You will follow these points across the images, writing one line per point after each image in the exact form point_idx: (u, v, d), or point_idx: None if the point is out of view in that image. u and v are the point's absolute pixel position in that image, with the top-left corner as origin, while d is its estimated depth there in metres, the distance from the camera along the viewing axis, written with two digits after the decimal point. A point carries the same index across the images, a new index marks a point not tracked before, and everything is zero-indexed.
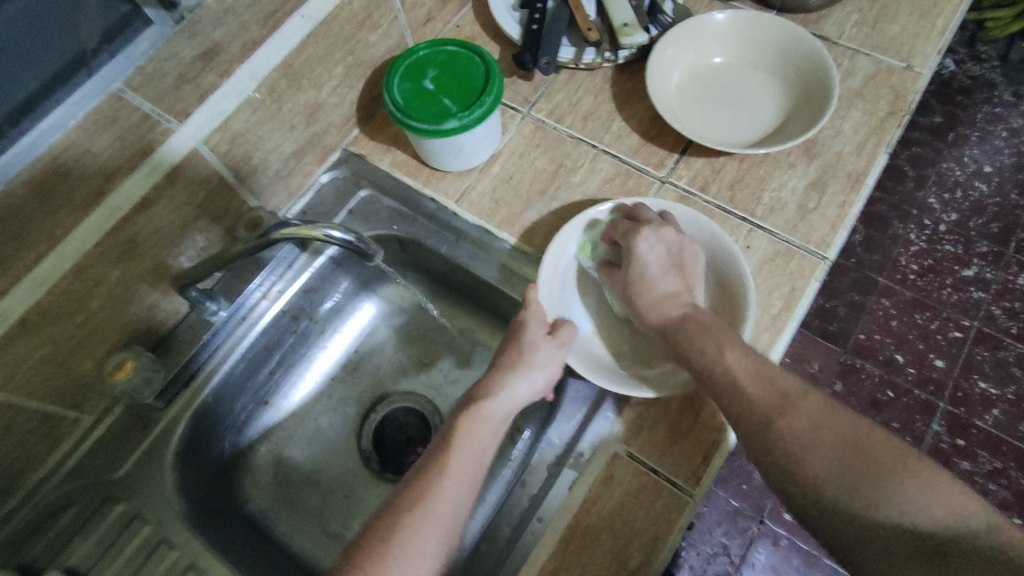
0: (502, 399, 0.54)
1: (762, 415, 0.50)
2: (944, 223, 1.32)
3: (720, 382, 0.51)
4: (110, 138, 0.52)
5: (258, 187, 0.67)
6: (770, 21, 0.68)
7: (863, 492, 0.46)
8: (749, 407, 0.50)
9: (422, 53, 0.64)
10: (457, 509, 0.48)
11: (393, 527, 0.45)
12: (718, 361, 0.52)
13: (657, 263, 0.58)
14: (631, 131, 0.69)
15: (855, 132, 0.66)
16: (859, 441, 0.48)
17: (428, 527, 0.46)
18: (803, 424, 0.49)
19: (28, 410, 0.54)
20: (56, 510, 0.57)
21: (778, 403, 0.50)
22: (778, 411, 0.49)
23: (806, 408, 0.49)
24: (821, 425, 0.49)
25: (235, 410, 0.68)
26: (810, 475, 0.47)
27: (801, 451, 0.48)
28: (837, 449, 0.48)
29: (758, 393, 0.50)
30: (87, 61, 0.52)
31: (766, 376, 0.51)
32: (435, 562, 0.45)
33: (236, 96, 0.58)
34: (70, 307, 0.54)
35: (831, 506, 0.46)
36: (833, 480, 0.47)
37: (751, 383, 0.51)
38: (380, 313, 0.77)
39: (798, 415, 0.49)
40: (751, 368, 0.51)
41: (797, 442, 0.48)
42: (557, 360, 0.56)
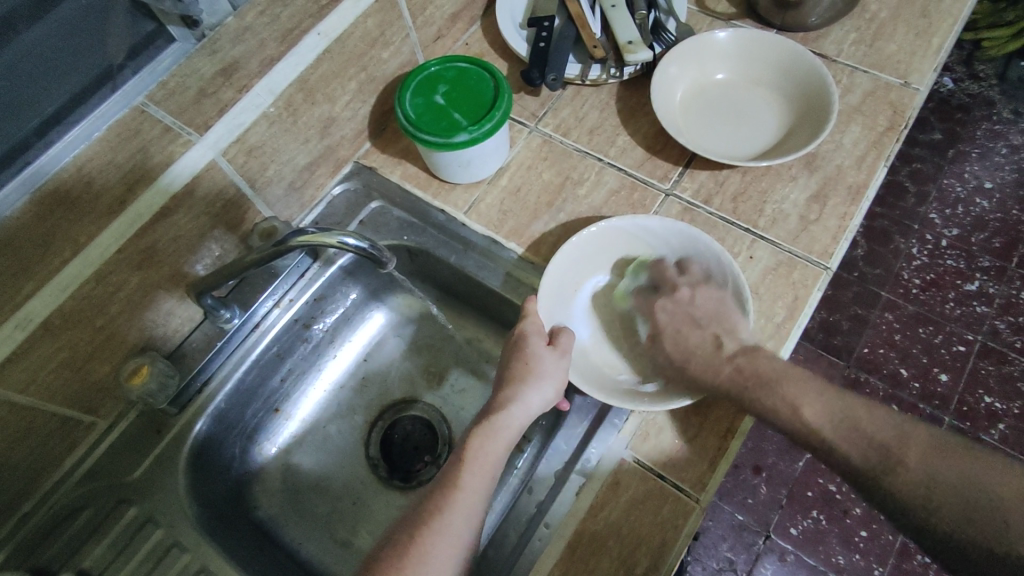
0: (514, 412, 0.54)
1: (845, 447, 0.51)
2: (946, 239, 1.33)
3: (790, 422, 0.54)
4: (132, 150, 0.54)
5: (272, 198, 0.68)
6: (770, 40, 0.70)
7: (976, 512, 0.47)
8: (830, 440, 0.52)
9: (434, 69, 0.66)
10: (472, 518, 0.48)
11: (412, 543, 0.46)
12: (792, 405, 0.54)
13: (687, 317, 0.61)
14: (636, 144, 0.71)
15: (855, 146, 0.68)
16: (950, 453, 0.49)
17: (445, 539, 0.46)
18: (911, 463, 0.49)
19: (46, 413, 0.56)
20: (72, 511, 0.59)
21: (857, 432, 0.52)
22: (884, 457, 0.50)
23: (910, 446, 0.50)
24: (908, 440, 0.50)
25: (246, 416, 0.69)
26: (906, 495, 0.49)
27: (919, 492, 0.48)
28: (927, 471, 0.49)
29: (855, 443, 0.51)
30: (114, 76, 0.55)
31: (842, 412, 0.53)
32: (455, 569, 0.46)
33: (254, 110, 0.60)
34: (90, 312, 0.55)
35: (938, 525, 0.48)
36: (954, 513, 0.47)
37: (840, 432, 0.52)
38: (389, 323, 0.78)
39: (903, 458, 0.50)
40: (823, 403, 0.54)
41: (884, 465, 0.50)
42: (562, 369, 0.57)
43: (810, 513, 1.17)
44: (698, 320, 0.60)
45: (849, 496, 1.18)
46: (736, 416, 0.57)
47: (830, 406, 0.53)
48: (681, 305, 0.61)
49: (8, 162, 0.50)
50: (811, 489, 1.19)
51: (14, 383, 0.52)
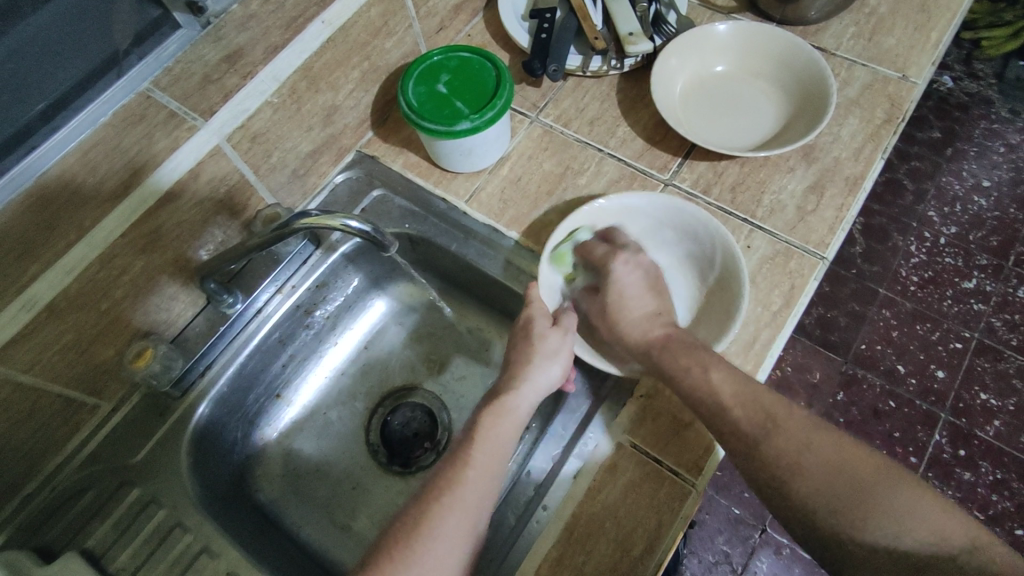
0: (527, 391, 0.55)
1: (749, 437, 0.51)
2: (943, 236, 1.34)
3: (704, 402, 0.53)
4: (138, 134, 0.54)
5: (276, 185, 0.69)
6: (770, 33, 0.71)
7: (848, 505, 0.48)
8: (737, 428, 0.52)
9: (437, 58, 0.67)
10: (483, 496, 0.49)
11: (423, 519, 0.47)
12: (704, 380, 0.53)
13: (634, 286, 0.62)
14: (636, 135, 0.72)
15: (852, 139, 0.69)
16: (830, 444, 0.50)
17: (454, 516, 0.47)
18: (789, 446, 0.50)
19: (51, 394, 0.57)
20: (76, 492, 0.59)
21: (765, 426, 0.51)
22: (767, 437, 0.51)
23: (794, 428, 0.51)
24: (812, 443, 0.50)
25: (248, 401, 0.69)
26: (801, 498, 0.49)
27: (790, 474, 0.49)
28: (802, 455, 0.50)
29: (748, 418, 0.52)
30: (120, 63, 0.56)
31: (752, 398, 0.52)
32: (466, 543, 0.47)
33: (258, 96, 0.61)
34: (95, 294, 0.56)
35: (826, 531, 0.48)
36: (824, 503, 0.48)
37: (739, 407, 0.52)
38: (390, 311, 0.79)
39: (785, 441, 0.50)
40: (732, 386, 0.53)
41: (786, 464, 0.50)
42: (567, 345, 0.57)
43: None
44: (641, 289, 0.62)
45: None
46: None
47: (744, 392, 0.53)
48: (639, 269, 0.63)
49: (14, 146, 0.51)
50: None
51: (18, 363, 0.53)
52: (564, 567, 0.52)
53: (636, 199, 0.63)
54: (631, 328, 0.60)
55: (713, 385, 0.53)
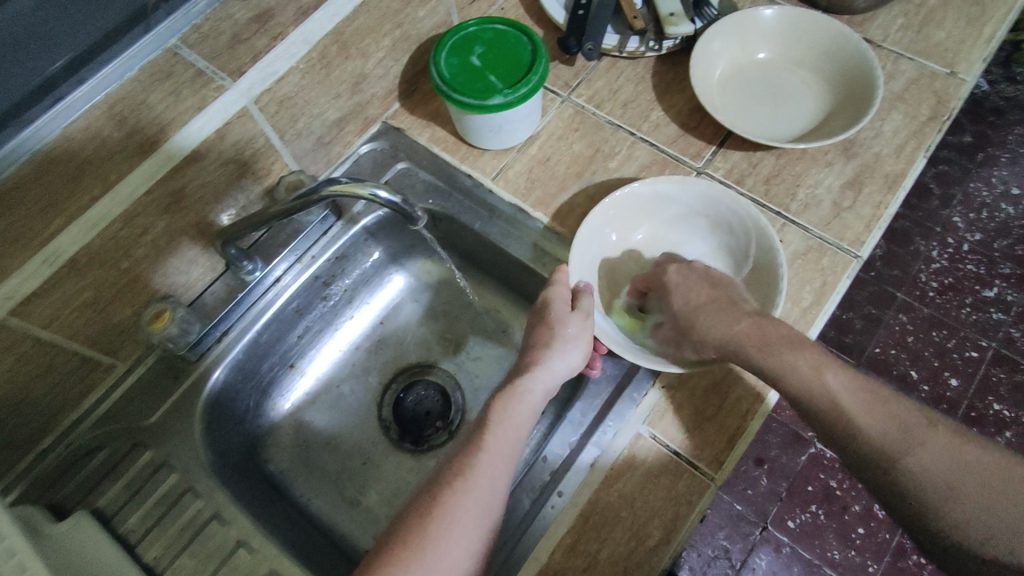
0: (540, 375, 0.54)
1: (885, 457, 0.49)
2: (967, 243, 1.32)
3: (820, 404, 0.51)
4: (165, 92, 0.53)
5: (300, 152, 0.68)
6: (817, 21, 0.68)
7: (999, 526, 0.47)
8: (871, 448, 0.49)
9: (471, 29, 0.65)
10: (498, 476, 0.48)
11: (436, 501, 0.45)
12: (803, 375, 0.52)
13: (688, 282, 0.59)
14: (670, 121, 0.70)
15: (894, 135, 0.66)
16: (976, 461, 0.48)
17: (473, 497, 0.46)
18: (937, 464, 0.48)
19: (67, 350, 0.56)
20: (89, 451, 0.59)
21: (907, 440, 0.49)
22: (911, 453, 0.48)
23: (938, 445, 0.49)
24: (961, 460, 0.48)
25: (262, 369, 0.69)
26: (952, 522, 0.47)
27: (940, 496, 0.48)
28: (949, 474, 0.48)
29: (879, 428, 0.49)
30: (147, 18, 0.54)
31: (877, 406, 0.50)
32: (484, 527, 0.45)
33: (288, 59, 0.59)
34: (116, 253, 0.55)
35: (980, 555, 0.47)
36: (974, 524, 0.47)
37: (869, 417, 0.50)
38: (408, 287, 0.78)
39: (932, 457, 0.48)
40: (856, 395, 0.51)
41: (937, 493, 0.48)
42: (586, 330, 0.56)
43: (809, 507, 1.18)
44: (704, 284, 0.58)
45: (849, 493, 1.18)
46: (756, 397, 0.56)
47: (876, 406, 0.50)
48: (694, 271, 0.59)
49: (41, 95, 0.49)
50: (811, 484, 1.19)
51: (38, 318, 0.52)
52: (577, 553, 0.52)
53: (666, 186, 0.63)
54: (709, 328, 0.56)
55: (835, 389, 0.51)
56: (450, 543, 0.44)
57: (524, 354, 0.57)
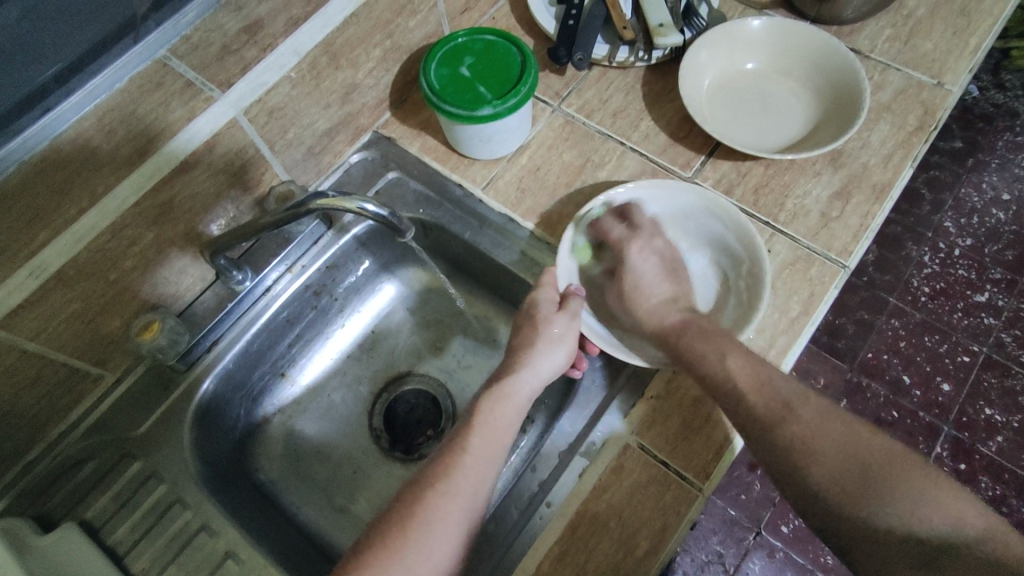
0: (525, 375, 0.55)
1: (763, 423, 0.51)
2: (958, 248, 1.33)
3: (722, 387, 0.53)
4: (154, 103, 0.53)
5: (291, 161, 0.68)
6: (805, 33, 0.69)
7: (860, 488, 0.48)
8: (753, 418, 0.52)
9: (461, 40, 0.65)
10: (482, 481, 0.48)
11: (419, 502, 0.46)
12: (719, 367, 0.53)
13: (648, 269, 0.62)
14: (660, 131, 0.70)
15: (882, 145, 0.67)
16: (846, 430, 0.50)
17: (455, 499, 0.46)
18: (806, 432, 0.50)
19: (55, 361, 0.56)
20: (77, 462, 0.59)
21: (783, 412, 0.51)
22: (784, 421, 0.51)
23: (808, 415, 0.51)
24: (834, 432, 0.50)
25: (253, 378, 0.69)
26: (815, 485, 0.49)
27: (804, 461, 0.50)
28: (814, 443, 0.50)
29: (761, 401, 0.52)
30: (136, 27, 0.54)
31: (765, 385, 0.52)
32: (465, 526, 0.46)
33: (277, 71, 0.60)
34: (105, 264, 0.55)
35: (844, 519, 0.48)
36: (838, 488, 0.49)
37: (753, 392, 0.52)
38: (399, 295, 0.78)
39: (803, 424, 0.51)
40: (749, 374, 0.53)
41: (812, 460, 0.50)
42: (573, 330, 0.57)
43: None
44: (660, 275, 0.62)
45: None
46: None
47: (755, 375, 0.53)
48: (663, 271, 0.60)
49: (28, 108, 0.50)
50: None
51: (24, 330, 0.52)
52: (565, 564, 0.52)
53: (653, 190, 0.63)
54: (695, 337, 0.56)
55: (733, 371, 0.53)
56: (428, 547, 0.44)
57: (507, 357, 0.58)
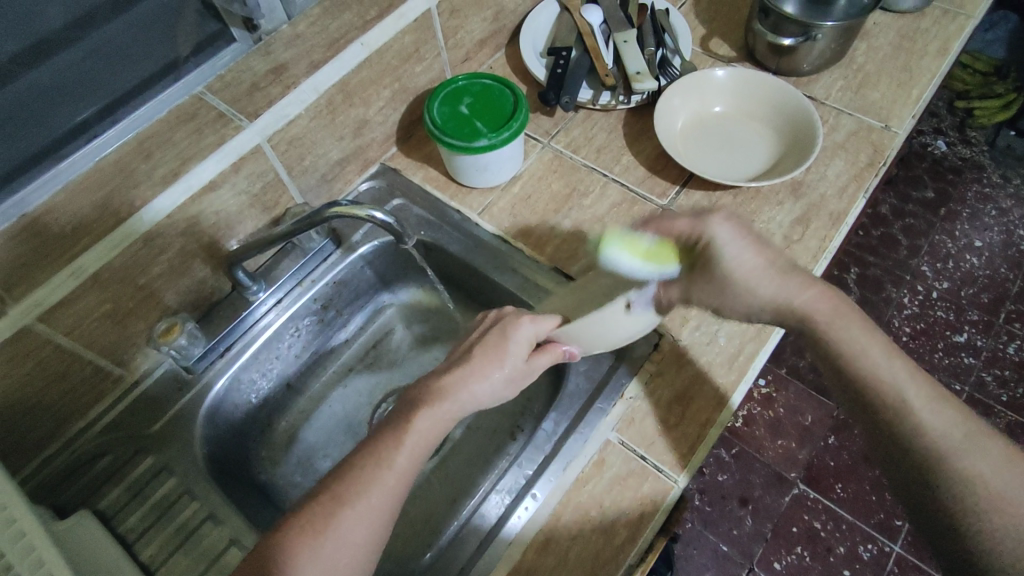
0: (469, 386, 0.53)
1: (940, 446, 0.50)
2: (936, 291, 1.41)
3: (882, 395, 0.53)
4: (187, 131, 0.62)
5: (306, 187, 0.75)
6: (765, 81, 0.78)
7: None
8: (924, 439, 0.50)
9: (461, 83, 0.74)
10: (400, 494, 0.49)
11: (331, 519, 0.46)
12: (886, 373, 0.53)
13: (732, 246, 0.57)
14: (638, 164, 0.78)
15: (837, 178, 0.75)
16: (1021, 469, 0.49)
17: (366, 516, 0.46)
18: (984, 467, 0.49)
19: (83, 359, 0.61)
20: (93, 457, 0.63)
21: (959, 438, 0.50)
22: (966, 448, 0.49)
23: (991, 449, 0.50)
24: (1022, 478, 0.49)
25: (260, 386, 0.73)
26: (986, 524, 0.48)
27: (982, 497, 0.48)
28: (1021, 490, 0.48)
29: (939, 421, 0.51)
30: (178, 67, 0.64)
31: (943, 404, 0.51)
32: (382, 528, 0.47)
33: (298, 105, 0.67)
34: (135, 270, 0.61)
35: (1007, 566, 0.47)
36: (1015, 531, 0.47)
37: (929, 412, 0.51)
38: (400, 313, 0.84)
39: (983, 459, 0.49)
40: (922, 390, 0.52)
41: (998, 514, 0.48)
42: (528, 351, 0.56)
43: (794, 548, 1.20)
44: (750, 251, 0.57)
45: (833, 535, 1.21)
46: (716, 406, 0.61)
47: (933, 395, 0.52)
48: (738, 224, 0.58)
49: (76, 136, 0.59)
50: (796, 525, 1.22)
51: (60, 326, 0.57)
52: (549, 551, 0.55)
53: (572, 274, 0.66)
54: (773, 293, 0.57)
55: (900, 381, 0.52)
56: (350, 531, 0.46)
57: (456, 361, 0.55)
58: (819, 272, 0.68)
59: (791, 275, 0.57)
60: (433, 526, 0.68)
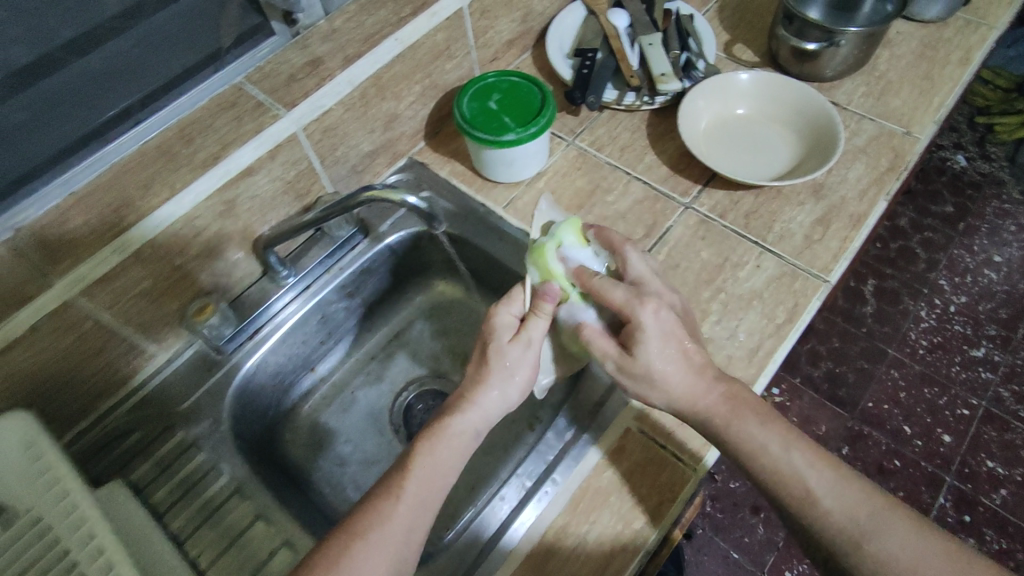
0: (470, 413, 0.54)
1: (837, 528, 0.48)
2: (954, 305, 1.41)
3: (786, 482, 0.50)
4: (227, 118, 0.64)
5: (336, 177, 0.77)
6: (788, 85, 0.79)
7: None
8: (824, 522, 0.49)
9: (491, 79, 0.76)
10: (416, 523, 0.48)
11: (341, 557, 0.46)
12: (787, 460, 0.51)
13: (660, 345, 0.54)
14: (661, 163, 0.79)
15: (858, 181, 0.75)
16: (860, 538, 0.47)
17: (377, 549, 0.46)
18: (883, 547, 0.46)
19: (120, 335, 0.64)
20: (126, 431, 0.65)
21: (865, 522, 0.48)
22: (806, 512, 0.49)
23: (880, 519, 0.47)
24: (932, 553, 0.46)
25: (286, 369, 0.75)
26: None
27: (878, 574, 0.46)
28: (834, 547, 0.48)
29: (841, 502, 0.49)
30: (220, 57, 0.66)
31: (848, 485, 0.49)
32: (413, 537, 0.48)
33: (333, 96, 0.69)
34: (174, 250, 0.64)
35: None
36: None
37: (831, 495, 0.49)
38: (423, 305, 0.86)
39: (882, 540, 0.47)
40: (823, 473, 0.50)
41: None
42: (526, 357, 0.56)
43: (806, 558, 1.19)
44: (670, 349, 0.54)
45: None
46: None
47: (842, 483, 0.49)
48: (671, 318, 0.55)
49: (120, 121, 0.60)
50: None
51: (102, 301, 0.60)
52: (568, 534, 0.56)
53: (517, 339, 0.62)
54: (676, 391, 0.54)
55: (800, 469, 0.50)
56: (379, 541, 0.47)
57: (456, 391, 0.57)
58: (760, 390, 0.62)
59: (711, 380, 0.54)
60: (452, 512, 0.69)
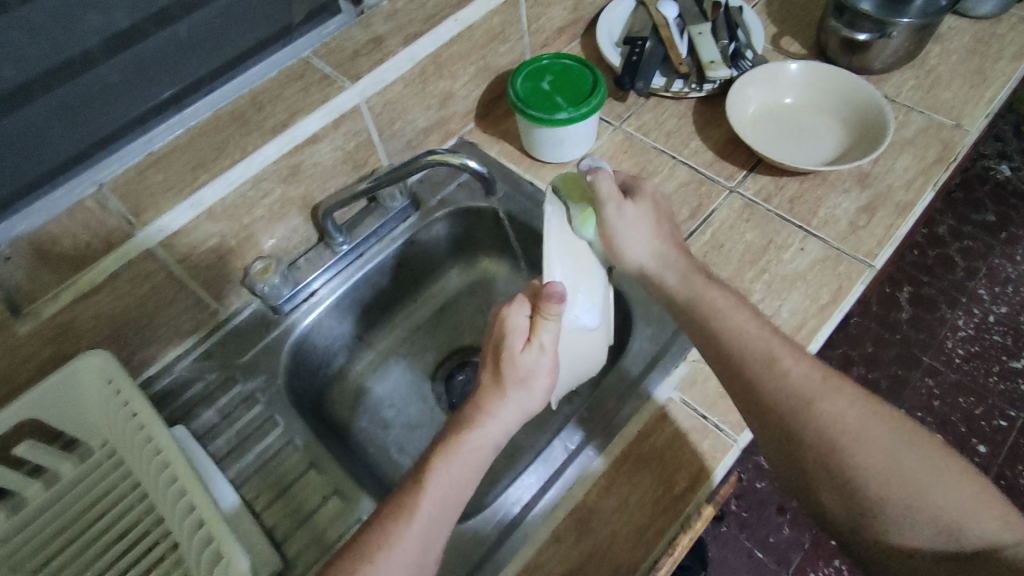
0: (487, 423, 0.52)
1: (802, 399, 0.50)
2: (993, 314, 1.39)
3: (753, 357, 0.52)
4: (295, 87, 0.67)
5: (392, 151, 0.80)
6: (837, 74, 0.80)
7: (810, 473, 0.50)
8: (792, 395, 0.50)
9: (545, 61, 0.78)
10: (437, 527, 0.48)
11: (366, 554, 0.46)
12: (751, 333, 0.53)
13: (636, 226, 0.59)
14: (707, 148, 0.81)
15: (905, 171, 0.76)
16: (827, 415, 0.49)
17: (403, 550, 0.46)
18: (847, 424, 0.49)
19: (188, 289, 0.68)
20: (188, 381, 0.69)
21: (823, 390, 0.50)
22: (775, 395, 0.51)
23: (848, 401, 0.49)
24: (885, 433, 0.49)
25: (337, 333, 0.78)
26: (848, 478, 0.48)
27: (849, 448, 0.48)
28: (802, 437, 0.50)
29: (802, 378, 0.51)
30: (291, 32, 0.71)
31: (809, 366, 0.51)
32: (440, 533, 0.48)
33: (395, 71, 0.72)
34: (242, 209, 0.67)
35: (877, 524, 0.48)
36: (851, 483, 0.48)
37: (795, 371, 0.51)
38: (466, 280, 0.88)
39: (843, 415, 0.49)
40: (792, 355, 0.52)
41: (876, 469, 0.48)
42: (542, 364, 0.53)
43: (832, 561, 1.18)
44: (654, 228, 0.61)
45: None
46: None
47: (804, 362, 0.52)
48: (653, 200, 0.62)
49: (196, 88, 0.65)
50: None
51: (176, 253, 0.63)
52: (610, 494, 0.58)
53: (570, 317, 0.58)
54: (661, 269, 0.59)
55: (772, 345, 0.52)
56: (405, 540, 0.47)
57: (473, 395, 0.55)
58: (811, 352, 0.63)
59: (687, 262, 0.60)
60: (492, 476, 0.71)
